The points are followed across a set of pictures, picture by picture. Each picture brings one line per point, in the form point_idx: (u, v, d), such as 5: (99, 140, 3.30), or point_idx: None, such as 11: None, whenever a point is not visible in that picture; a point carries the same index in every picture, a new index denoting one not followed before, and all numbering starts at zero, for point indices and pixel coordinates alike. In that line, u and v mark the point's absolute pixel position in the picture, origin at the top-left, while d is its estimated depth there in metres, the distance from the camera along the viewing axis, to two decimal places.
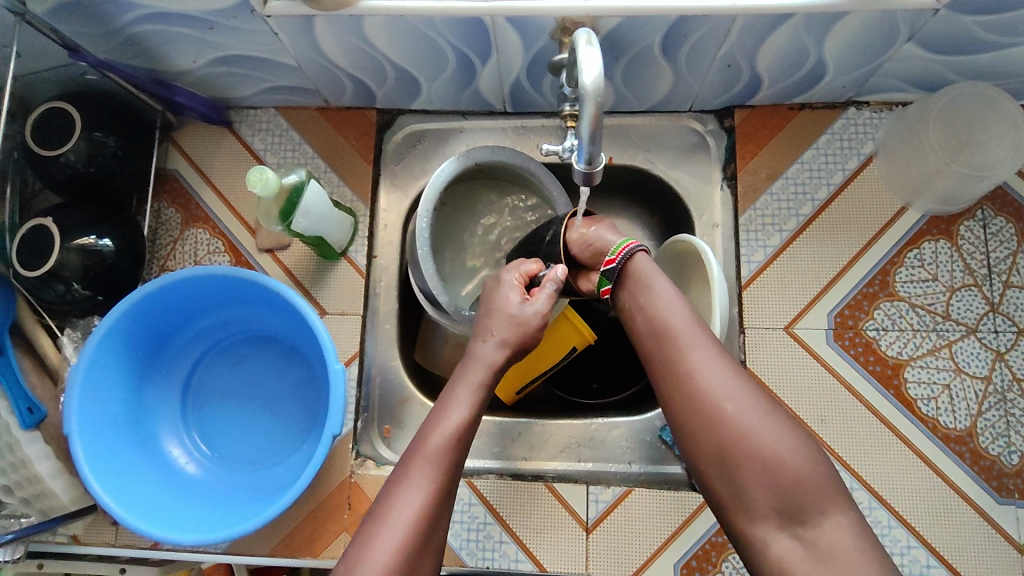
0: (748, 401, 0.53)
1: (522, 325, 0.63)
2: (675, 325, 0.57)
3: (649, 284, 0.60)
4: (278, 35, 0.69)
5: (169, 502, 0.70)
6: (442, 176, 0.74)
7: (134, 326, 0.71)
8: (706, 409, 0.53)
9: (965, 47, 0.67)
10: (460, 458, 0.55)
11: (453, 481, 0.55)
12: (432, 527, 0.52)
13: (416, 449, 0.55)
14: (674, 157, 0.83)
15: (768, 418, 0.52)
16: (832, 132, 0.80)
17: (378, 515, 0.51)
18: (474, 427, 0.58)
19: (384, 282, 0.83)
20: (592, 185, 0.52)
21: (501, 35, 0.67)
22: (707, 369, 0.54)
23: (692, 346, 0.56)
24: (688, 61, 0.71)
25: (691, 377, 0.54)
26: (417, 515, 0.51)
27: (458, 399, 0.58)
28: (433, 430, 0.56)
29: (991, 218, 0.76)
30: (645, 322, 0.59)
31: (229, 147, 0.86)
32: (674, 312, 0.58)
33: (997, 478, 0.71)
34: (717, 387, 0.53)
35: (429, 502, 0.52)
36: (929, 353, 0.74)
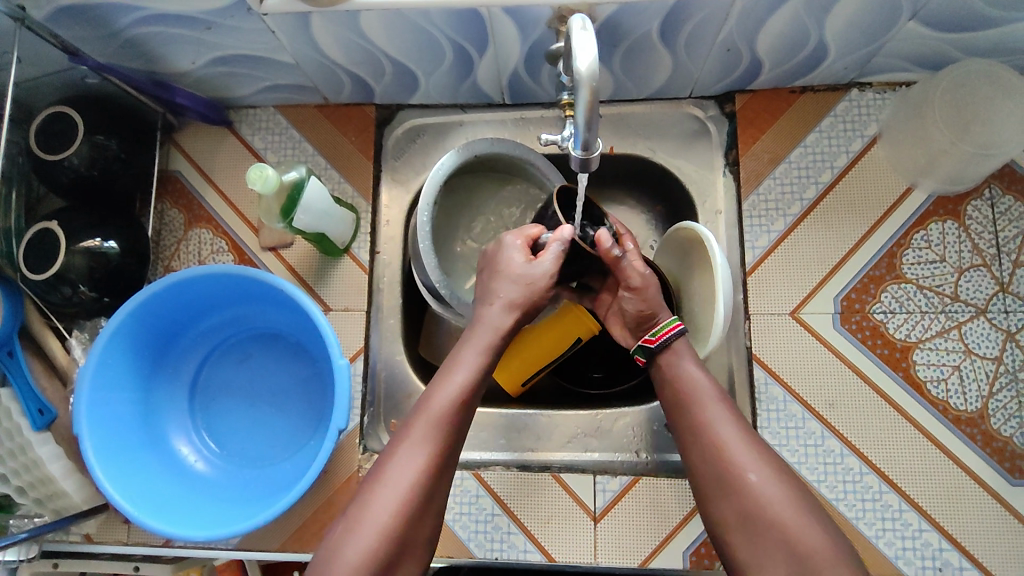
0: (772, 484, 0.53)
1: (530, 285, 0.63)
2: (703, 400, 0.59)
3: (676, 364, 0.62)
4: (275, 33, 0.69)
5: (177, 494, 0.71)
6: (442, 170, 0.74)
7: (144, 320, 0.71)
8: (728, 485, 0.54)
9: (969, 24, 0.66)
10: (460, 423, 0.56)
11: (455, 446, 0.56)
12: (431, 488, 0.53)
13: (418, 412, 0.56)
14: (674, 145, 0.83)
15: (787, 492, 0.53)
16: (835, 114, 0.79)
17: (377, 472, 0.53)
18: (477, 392, 0.59)
19: (387, 277, 0.83)
20: (589, 170, 0.52)
21: (498, 26, 0.67)
22: (731, 450, 0.55)
23: (715, 421, 0.57)
24: (687, 46, 0.71)
25: (715, 453, 0.56)
26: (416, 476, 0.52)
27: (462, 363, 0.59)
28: (436, 393, 0.57)
29: (999, 196, 0.75)
30: (674, 397, 0.61)
31: (230, 147, 0.86)
32: (701, 387, 0.60)
33: (1010, 460, 0.70)
34: (743, 469, 0.54)
35: (428, 463, 0.53)
36: (938, 335, 0.73)
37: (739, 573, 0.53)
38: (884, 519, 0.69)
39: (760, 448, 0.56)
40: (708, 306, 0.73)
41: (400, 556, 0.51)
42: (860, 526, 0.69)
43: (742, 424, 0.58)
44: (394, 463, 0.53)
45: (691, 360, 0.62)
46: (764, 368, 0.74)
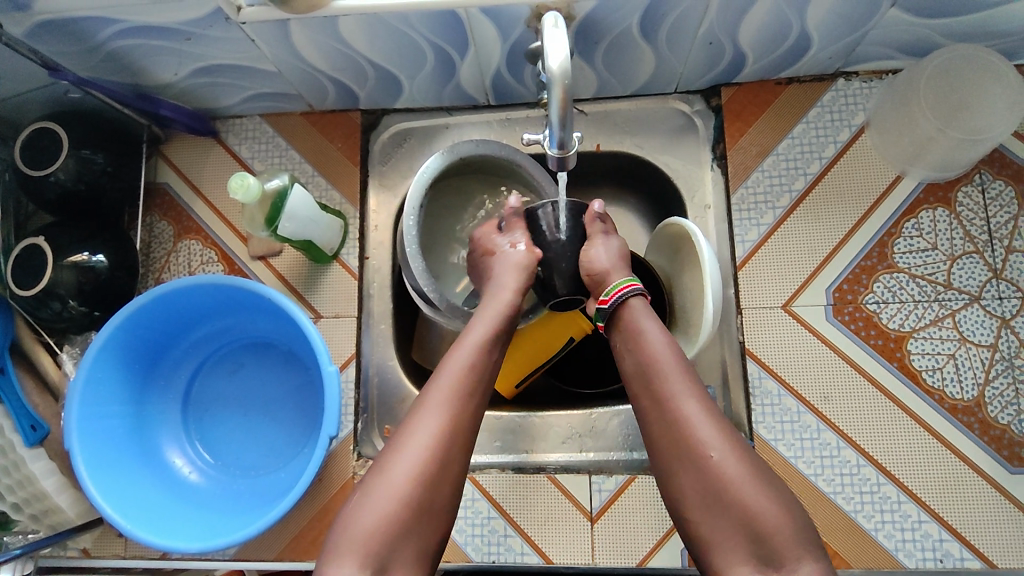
0: (735, 463, 0.52)
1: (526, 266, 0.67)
2: (664, 370, 0.57)
3: (641, 329, 0.60)
4: (255, 41, 0.69)
5: (170, 501, 0.71)
6: (428, 172, 0.74)
7: (152, 325, 0.72)
8: (688, 459, 0.53)
9: (952, 9, 0.65)
10: (476, 392, 0.58)
11: (474, 416, 0.57)
12: (451, 455, 0.55)
13: (436, 384, 0.57)
14: (661, 141, 0.82)
15: (750, 471, 0.52)
16: (822, 105, 0.78)
17: (395, 441, 0.55)
18: (485, 369, 0.60)
19: (377, 283, 0.83)
20: (566, 168, 0.52)
21: (478, 28, 0.67)
22: (693, 425, 0.54)
23: (676, 391, 0.56)
24: (669, 40, 0.70)
25: (675, 425, 0.55)
26: (429, 441, 0.54)
27: (474, 336, 0.61)
28: (449, 367, 0.58)
29: (990, 182, 0.75)
30: (636, 365, 0.59)
31: (217, 157, 0.86)
32: (660, 353, 0.58)
33: (1008, 448, 0.69)
34: (704, 444, 0.53)
35: (447, 431, 0.55)
36: (931, 324, 0.72)
37: (699, 547, 0.53)
38: (883, 512, 0.69)
39: (721, 421, 0.55)
40: (699, 303, 0.72)
41: (423, 519, 0.53)
42: (859, 519, 0.69)
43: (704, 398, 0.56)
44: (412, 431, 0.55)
45: (651, 321, 0.61)
46: (757, 362, 0.74)
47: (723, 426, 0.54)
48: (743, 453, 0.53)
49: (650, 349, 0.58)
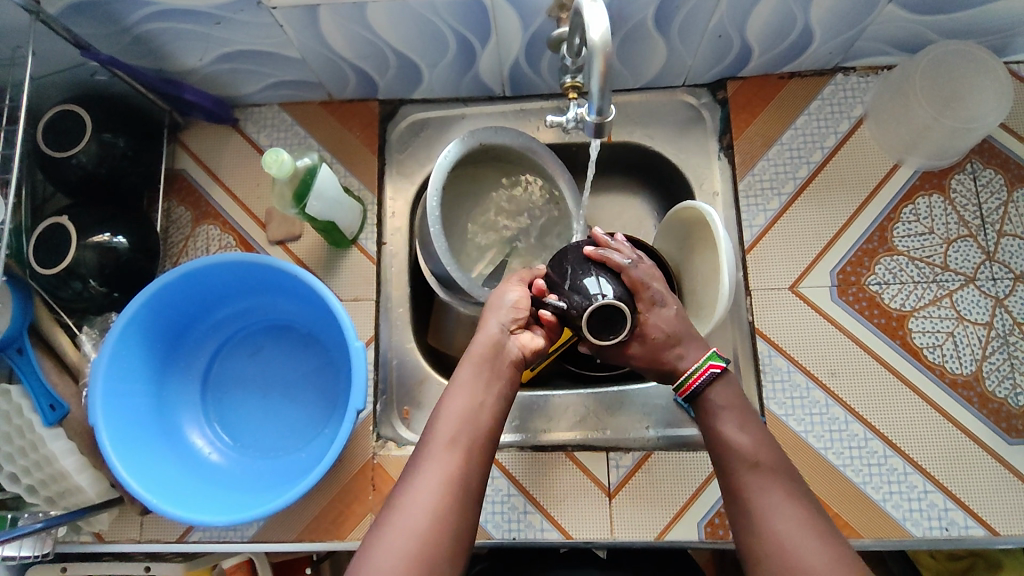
0: (814, 552, 0.50)
1: (507, 310, 0.66)
2: (740, 461, 0.57)
3: (718, 424, 0.60)
4: (283, 27, 0.71)
5: (189, 485, 0.70)
6: (449, 158, 0.76)
7: (150, 340, 0.72)
8: (766, 558, 0.51)
9: (945, 6, 0.69)
10: (472, 440, 0.57)
11: (473, 463, 0.56)
12: (452, 504, 0.54)
13: (430, 437, 0.58)
14: (671, 132, 0.86)
15: (823, 552, 0.50)
16: (822, 98, 0.82)
17: (395, 497, 0.55)
18: (482, 416, 0.59)
19: (395, 268, 0.85)
20: (604, 135, 0.55)
21: (500, 16, 0.70)
22: (771, 519, 0.53)
23: (751, 480, 0.55)
24: (681, 33, 0.74)
25: (752, 518, 0.54)
26: (429, 498, 0.53)
27: (463, 381, 0.61)
28: (443, 417, 0.58)
29: (981, 170, 0.79)
30: (717, 462, 0.59)
31: (235, 144, 0.88)
32: (738, 439, 0.58)
33: (1006, 420, 0.72)
34: (783, 539, 0.51)
35: (446, 479, 0.55)
36: (931, 304, 0.76)
37: None
38: (890, 484, 0.71)
39: (799, 510, 0.53)
40: (712, 284, 0.75)
41: None
42: (867, 490, 0.71)
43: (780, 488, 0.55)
44: (413, 489, 0.54)
45: (732, 411, 0.60)
46: (766, 341, 0.76)
47: (804, 515, 0.53)
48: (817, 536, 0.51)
49: (723, 434, 0.59)
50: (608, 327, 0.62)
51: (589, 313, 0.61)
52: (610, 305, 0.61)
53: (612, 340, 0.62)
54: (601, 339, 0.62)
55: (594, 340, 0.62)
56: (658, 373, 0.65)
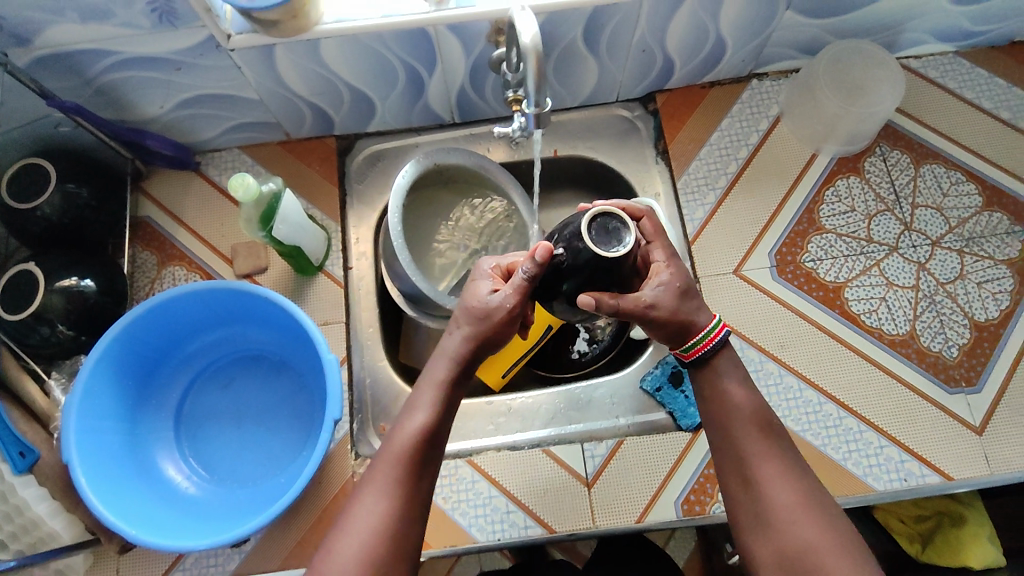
0: (810, 530, 0.54)
1: (484, 317, 0.61)
2: (744, 430, 0.59)
3: (724, 385, 0.61)
4: (242, 69, 0.76)
5: (148, 517, 0.68)
6: (406, 177, 0.81)
7: (119, 375, 0.72)
8: (769, 528, 0.56)
9: (831, 9, 0.80)
10: (425, 454, 0.58)
11: (421, 480, 0.58)
12: (401, 523, 0.55)
13: (384, 453, 0.58)
14: (611, 143, 0.93)
15: (818, 526, 0.55)
16: (742, 102, 0.91)
17: (346, 516, 0.56)
18: (440, 429, 0.59)
19: (362, 290, 0.86)
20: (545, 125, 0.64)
21: (444, 45, 0.77)
22: (770, 494, 0.56)
23: (755, 453, 0.58)
24: (609, 51, 0.82)
25: (754, 489, 0.57)
26: (380, 520, 0.54)
27: (422, 394, 0.60)
28: (399, 432, 0.58)
29: (889, 152, 0.88)
30: (716, 421, 0.61)
31: (198, 188, 0.91)
32: (745, 405, 0.60)
33: (944, 371, 0.78)
34: (782, 513, 0.55)
35: (395, 498, 0.56)
36: (862, 273, 0.82)
37: None
38: (848, 443, 0.76)
39: (799, 486, 0.57)
40: None
41: None
42: (828, 451, 0.75)
43: (782, 458, 0.58)
44: (363, 509, 0.55)
45: (735, 374, 0.62)
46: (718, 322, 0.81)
47: (793, 465, 0.58)
48: (813, 514, 0.55)
49: (727, 395, 0.61)
50: (608, 241, 0.56)
51: (588, 226, 0.56)
52: (607, 216, 0.57)
53: (621, 251, 0.55)
54: (608, 254, 0.56)
55: (598, 251, 0.55)
56: (670, 331, 0.60)
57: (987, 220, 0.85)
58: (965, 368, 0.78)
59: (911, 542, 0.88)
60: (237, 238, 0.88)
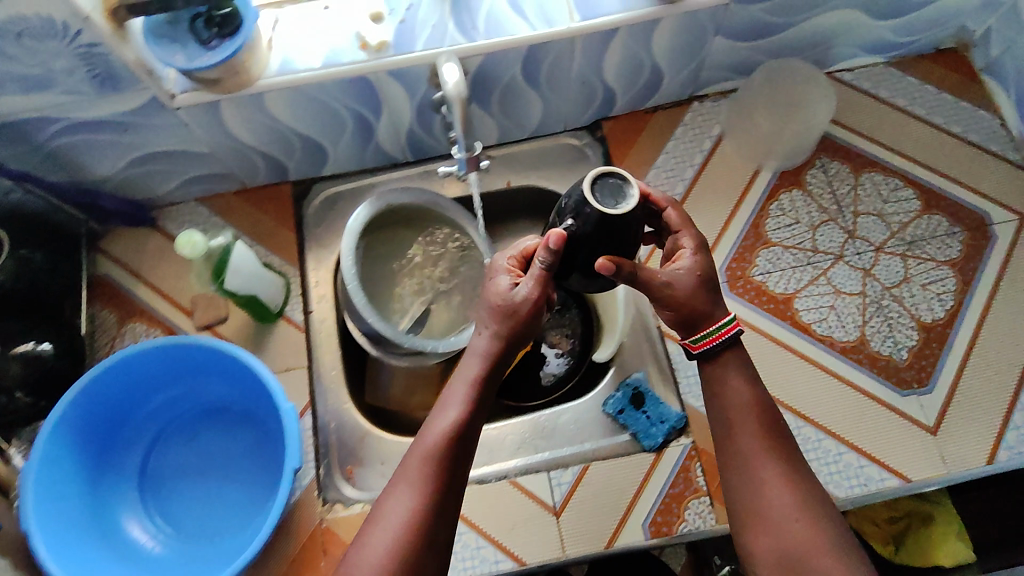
0: (805, 529, 0.57)
1: (508, 313, 0.60)
2: (746, 429, 0.62)
3: (726, 386, 0.64)
4: (189, 124, 0.77)
5: None
6: (359, 220, 0.83)
7: (79, 433, 0.73)
8: (767, 524, 0.58)
9: (756, 32, 0.83)
10: (456, 449, 0.58)
11: (453, 474, 0.58)
12: (431, 516, 0.56)
13: (414, 449, 0.59)
14: (562, 172, 0.95)
15: (812, 523, 0.58)
16: (685, 124, 0.93)
17: (377, 511, 0.57)
18: (472, 423, 0.60)
19: (324, 333, 0.86)
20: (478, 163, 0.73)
21: (387, 89, 0.79)
22: (768, 495, 0.59)
23: (756, 452, 0.61)
24: (550, 84, 0.84)
25: (753, 486, 0.60)
26: (409, 513, 0.55)
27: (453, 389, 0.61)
28: (430, 427, 0.59)
29: (828, 163, 0.90)
30: (722, 419, 0.63)
31: (155, 242, 0.91)
32: (747, 405, 0.63)
33: (896, 374, 0.80)
34: (778, 510, 0.58)
35: (425, 492, 0.56)
36: (810, 283, 0.84)
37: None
38: (808, 452, 0.77)
39: (796, 485, 0.60)
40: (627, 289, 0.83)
41: None
42: None
43: (779, 458, 0.61)
44: (394, 503, 0.56)
45: (739, 375, 0.64)
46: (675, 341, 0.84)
47: (789, 465, 0.61)
48: (808, 512, 0.58)
49: (730, 395, 0.63)
50: (614, 199, 0.60)
51: (592, 190, 0.59)
52: (611, 178, 0.60)
53: (623, 209, 0.59)
54: (614, 210, 0.59)
55: (601, 210, 0.59)
56: (682, 317, 0.63)
57: (927, 223, 0.87)
58: (916, 370, 0.80)
59: (885, 544, 0.86)
60: (196, 290, 0.88)
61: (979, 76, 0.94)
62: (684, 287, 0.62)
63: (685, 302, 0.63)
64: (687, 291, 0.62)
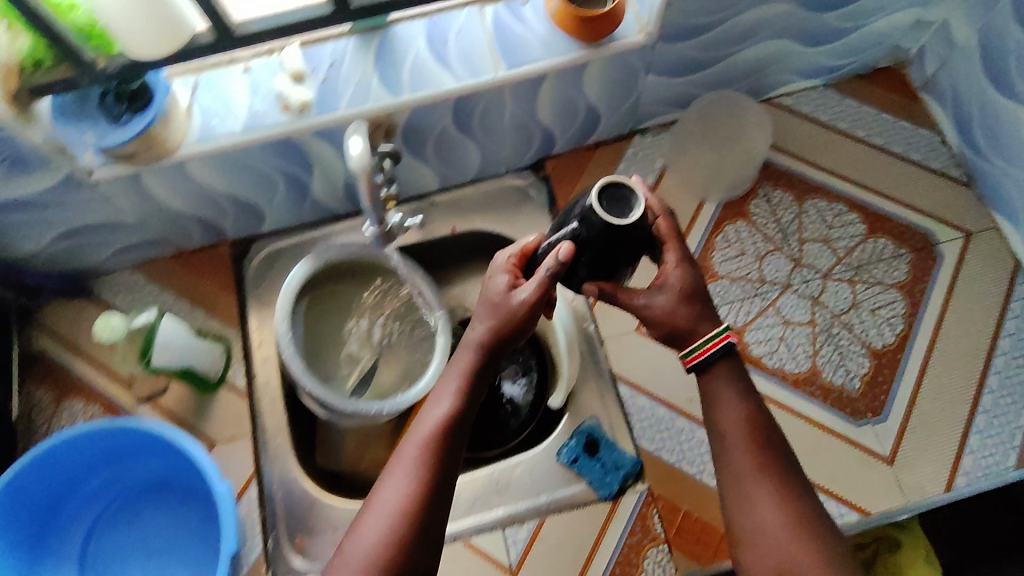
0: (797, 552, 0.55)
1: (505, 310, 0.60)
2: (737, 446, 0.60)
3: (716, 402, 0.62)
4: (112, 197, 0.75)
5: None
6: (297, 278, 0.82)
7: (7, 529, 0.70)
8: (759, 546, 0.56)
9: (688, 67, 0.83)
10: (450, 440, 0.58)
11: (447, 466, 0.57)
12: (423, 505, 0.55)
13: (409, 437, 0.59)
14: (506, 215, 0.92)
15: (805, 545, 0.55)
16: (628, 158, 0.92)
17: (371, 498, 0.56)
18: (465, 417, 0.59)
19: (267, 398, 0.83)
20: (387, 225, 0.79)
21: (315, 148, 0.77)
22: (758, 513, 0.57)
23: (746, 468, 0.59)
24: (485, 131, 0.83)
25: (745, 504, 0.58)
26: (401, 500, 0.55)
27: (448, 381, 0.61)
28: (425, 417, 0.59)
29: (771, 192, 0.90)
30: (714, 435, 0.62)
31: (91, 313, 0.88)
32: (736, 421, 0.61)
33: (849, 405, 0.79)
34: (768, 530, 0.56)
35: (418, 480, 0.55)
36: (759, 315, 0.84)
37: None
38: None
39: (790, 504, 0.57)
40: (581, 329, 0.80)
41: None
42: None
43: (773, 477, 0.59)
44: (386, 489, 0.56)
45: (731, 392, 0.62)
46: (627, 384, 0.82)
47: (782, 483, 0.58)
48: (802, 534, 0.56)
49: (720, 411, 0.62)
50: (619, 210, 0.56)
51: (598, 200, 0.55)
52: (614, 186, 0.56)
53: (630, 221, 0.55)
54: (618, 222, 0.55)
55: (607, 221, 0.55)
56: (666, 332, 0.64)
57: (873, 247, 0.87)
58: (869, 398, 0.80)
59: None
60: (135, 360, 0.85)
61: (918, 94, 0.94)
62: (673, 304, 0.63)
63: (671, 319, 0.63)
64: (674, 308, 0.63)
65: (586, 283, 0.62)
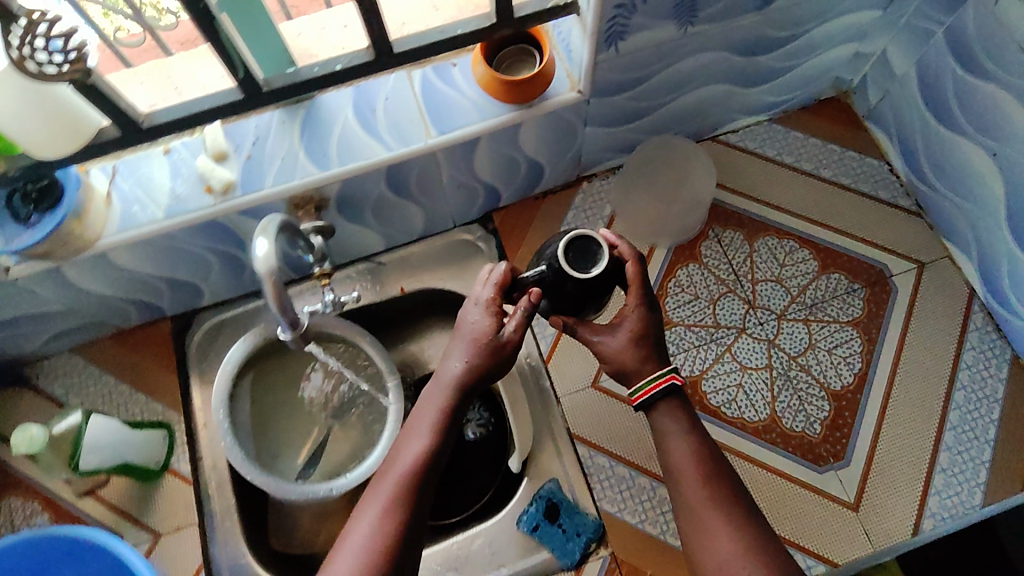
0: None
1: (486, 347, 0.57)
2: (690, 482, 0.56)
3: (667, 440, 0.58)
4: (35, 291, 0.72)
5: None
6: (235, 358, 0.78)
7: None
8: None
9: (626, 117, 0.81)
10: (424, 478, 0.55)
11: (421, 505, 0.54)
12: (396, 546, 0.52)
13: (384, 473, 0.56)
14: (455, 271, 0.90)
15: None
16: (576, 206, 0.91)
17: (342, 537, 0.53)
18: (441, 454, 0.57)
19: (214, 482, 0.80)
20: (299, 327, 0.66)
21: (246, 226, 0.74)
22: (716, 552, 0.53)
23: (700, 504, 0.55)
24: (424, 193, 0.81)
25: (704, 544, 0.54)
26: (372, 539, 0.52)
27: (422, 417, 0.58)
28: (399, 453, 0.56)
29: (722, 233, 0.89)
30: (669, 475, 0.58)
31: (28, 403, 0.85)
32: (686, 456, 0.57)
33: (810, 451, 0.78)
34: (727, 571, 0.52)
35: (390, 518, 0.53)
36: (716, 362, 0.82)
37: None
38: None
39: (747, 540, 0.53)
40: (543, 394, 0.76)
41: None
42: None
43: (728, 514, 0.54)
44: (357, 526, 0.53)
45: (682, 427, 0.59)
46: (587, 444, 0.81)
47: (737, 519, 0.54)
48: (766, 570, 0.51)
49: (672, 449, 0.58)
50: (584, 261, 0.60)
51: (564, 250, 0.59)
52: (584, 238, 0.60)
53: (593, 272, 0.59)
54: (581, 273, 0.59)
55: (568, 269, 0.59)
56: (616, 371, 0.61)
57: (827, 283, 0.86)
58: (830, 443, 0.78)
59: None
60: None
61: (864, 124, 0.94)
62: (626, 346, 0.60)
63: (623, 361, 0.60)
64: (625, 348, 0.60)
65: (552, 317, 0.63)
